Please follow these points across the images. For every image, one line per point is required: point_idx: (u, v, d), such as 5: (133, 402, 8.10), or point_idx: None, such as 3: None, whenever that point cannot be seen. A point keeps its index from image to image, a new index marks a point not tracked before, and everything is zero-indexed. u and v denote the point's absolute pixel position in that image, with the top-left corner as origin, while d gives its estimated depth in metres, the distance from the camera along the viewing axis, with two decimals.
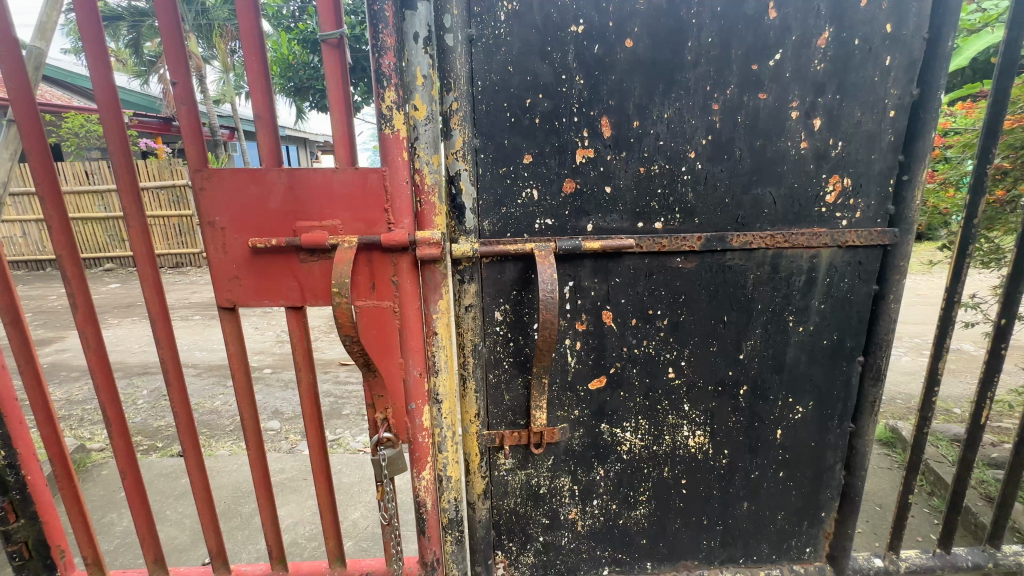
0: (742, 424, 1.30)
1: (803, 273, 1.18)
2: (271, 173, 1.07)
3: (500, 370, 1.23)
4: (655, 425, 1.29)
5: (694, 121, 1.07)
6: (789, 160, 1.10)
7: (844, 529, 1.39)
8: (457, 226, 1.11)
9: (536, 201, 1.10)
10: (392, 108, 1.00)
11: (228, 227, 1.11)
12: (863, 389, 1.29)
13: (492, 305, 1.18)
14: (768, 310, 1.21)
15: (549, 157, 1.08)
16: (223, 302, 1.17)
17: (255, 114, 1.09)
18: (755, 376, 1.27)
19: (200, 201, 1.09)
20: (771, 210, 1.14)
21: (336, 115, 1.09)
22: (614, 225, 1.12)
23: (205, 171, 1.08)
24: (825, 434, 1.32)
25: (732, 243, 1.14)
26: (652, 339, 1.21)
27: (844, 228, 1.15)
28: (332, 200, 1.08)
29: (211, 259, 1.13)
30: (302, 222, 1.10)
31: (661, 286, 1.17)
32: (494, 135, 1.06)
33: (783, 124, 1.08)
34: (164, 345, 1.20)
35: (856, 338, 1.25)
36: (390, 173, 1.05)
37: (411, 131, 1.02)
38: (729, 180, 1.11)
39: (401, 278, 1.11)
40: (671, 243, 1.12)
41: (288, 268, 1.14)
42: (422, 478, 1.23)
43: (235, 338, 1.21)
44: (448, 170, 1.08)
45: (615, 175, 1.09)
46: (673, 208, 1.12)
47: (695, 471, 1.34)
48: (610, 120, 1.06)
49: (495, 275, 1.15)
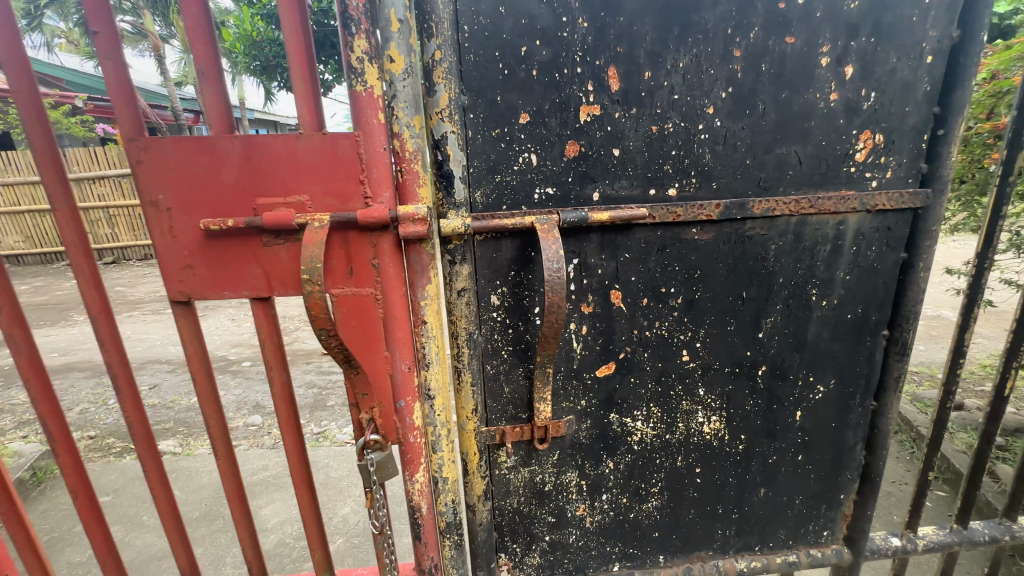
0: (761, 407, 1.21)
1: (829, 241, 1.07)
2: (223, 141, 0.91)
3: (499, 361, 1.10)
4: (668, 412, 1.19)
5: (713, 70, 0.93)
6: (817, 114, 0.98)
7: (862, 510, 1.33)
8: (444, 197, 0.96)
9: (535, 167, 0.96)
10: (363, 59, 0.86)
11: (175, 207, 0.95)
12: (888, 364, 1.20)
13: (487, 288, 1.04)
14: (791, 283, 1.10)
15: (549, 115, 0.93)
16: (174, 295, 1.01)
17: (197, 70, 0.89)
18: (775, 355, 1.16)
19: (139, 177, 0.93)
20: (796, 172, 1.01)
21: (298, 73, 0.93)
22: (624, 192, 0.99)
23: (142, 140, 0.92)
24: (846, 414, 1.24)
25: (753, 210, 1.02)
26: (665, 321, 1.10)
27: (873, 190, 1.04)
28: (297, 171, 0.93)
29: (157, 245, 0.97)
30: (263, 199, 0.94)
31: (674, 261, 1.05)
32: (485, 91, 0.92)
33: (812, 73, 0.95)
34: (109, 349, 1.03)
35: (881, 311, 1.16)
36: (365, 138, 0.90)
37: (387, 88, 0.88)
38: (752, 138, 0.98)
39: (382, 261, 0.98)
40: (686, 211, 1.00)
41: (250, 253, 0.98)
42: (416, 481, 1.12)
43: (193, 335, 1.06)
44: (433, 133, 0.93)
45: (624, 135, 0.96)
46: (690, 171, 0.99)
47: (711, 458, 1.25)
48: (618, 71, 0.92)
49: (491, 254, 1.01)
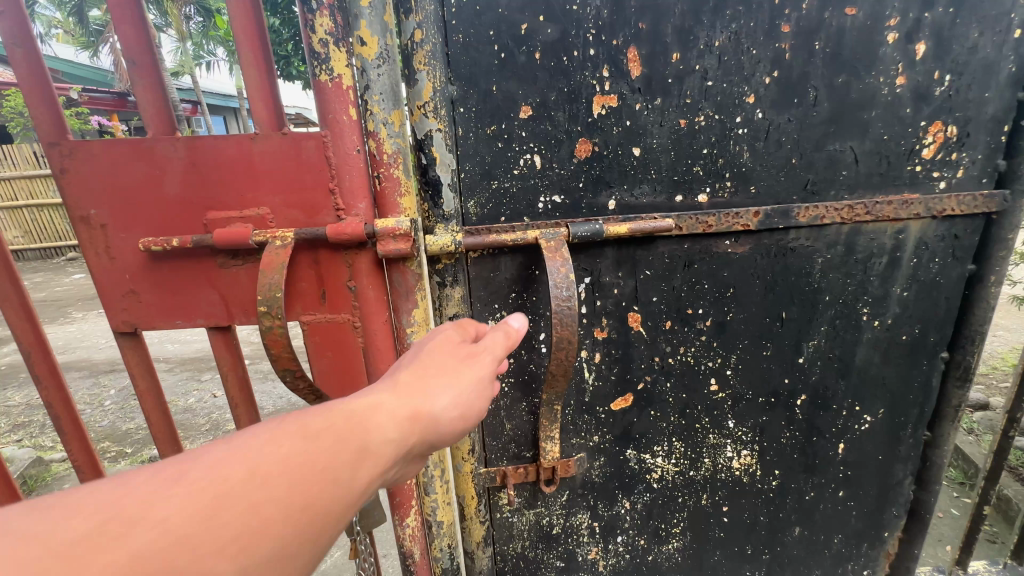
0: (798, 439, 1.06)
1: (885, 253, 0.91)
2: (161, 145, 0.75)
3: (499, 395, 0.95)
4: (692, 447, 1.04)
5: (757, 50, 0.76)
6: (879, 103, 0.81)
7: (909, 549, 1.19)
8: (431, 208, 0.80)
9: (538, 170, 0.80)
10: (327, 42, 0.69)
11: (110, 224, 0.79)
12: (945, 391, 1.05)
13: (485, 312, 0.89)
14: (838, 301, 0.94)
15: (555, 107, 0.77)
16: (118, 325, 0.86)
17: (125, 58, 0.74)
18: (817, 383, 1.01)
19: (65, 189, 0.77)
20: (850, 173, 0.85)
21: (250, 58, 0.74)
22: (645, 199, 0.83)
23: (64, 144, 0.76)
24: (895, 446, 1.09)
25: (798, 219, 0.85)
26: (691, 346, 0.95)
27: (941, 193, 0.88)
28: (254, 180, 0.77)
29: (94, 269, 0.82)
30: (215, 212, 0.78)
31: (703, 278, 0.89)
32: (478, 80, 0.75)
33: (876, 52, 0.78)
34: (48, 385, 0.90)
35: (941, 331, 1.00)
36: (333, 139, 0.74)
37: (360, 78, 0.71)
38: (800, 132, 0.82)
39: (359, 283, 0.81)
40: (720, 221, 0.84)
41: (202, 275, 0.83)
42: (407, 525, 0.96)
43: (143, 370, 0.91)
44: (415, 132, 0.77)
45: (647, 131, 0.79)
46: (724, 173, 0.83)
47: (740, 496, 1.10)
48: (640, 53, 0.75)
49: (488, 274, 0.86)
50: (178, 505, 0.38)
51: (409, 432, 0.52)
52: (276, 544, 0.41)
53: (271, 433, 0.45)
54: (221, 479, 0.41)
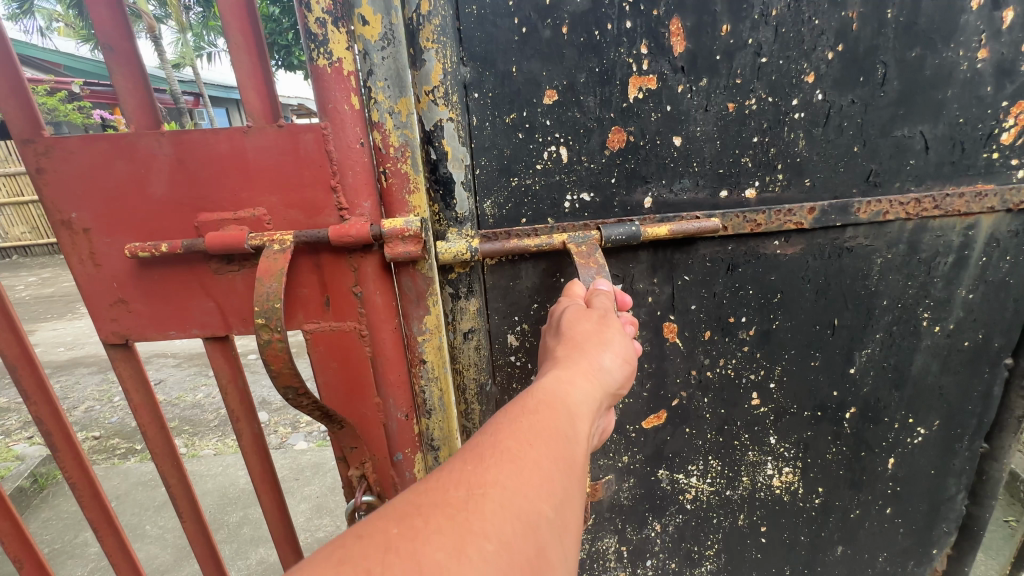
0: (845, 455, 0.97)
1: (952, 252, 0.81)
2: (145, 140, 0.63)
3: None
4: (730, 466, 0.95)
5: (820, 19, 0.66)
6: (956, 80, 0.71)
7: (959, 567, 1.10)
8: (442, 211, 0.71)
9: (565, 165, 0.70)
10: (325, 22, 0.58)
11: (95, 229, 0.67)
12: (1007, 401, 0.95)
13: (503, 326, 0.81)
14: (897, 306, 0.85)
15: (584, 91, 0.67)
16: (107, 336, 0.73)
17: (100, 44, 0.60)
18: (869, 396, 0.92)
19: (41, 190, 0.64)
20: (919, 162, 0.75)
21: (239, 42, 0.61)
22: (686, 195, 0.73)
23: (41, 140, 0.63)
24: (949, 459, 1.00)
25: (858, 215, 0.76)
26: (731, 358, 0.85)
27: (1019, 183, 0.78)
28: (250, 177, 0.65)
29: (77, 276, 0.69)
30: (207, 214, 0.66)
31: (748, 283, 0.80)
32: (495, 59, 0.65)
33: (957, 20, 0.67)
34: (37, 401, 0.78)
35: (1006, 336, 0.90)
36: (335, 131, 0.63)
37: (361, 62, 0.62)
38: (864, 115, 0.71)
39: (365, 288, 0.71)
40: (770, 219, 0.74)
41: (193, 281, 0.70)
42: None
43: (136, 381, 0.77)
44: (422, 123, 0.67)
45: (689, 117, 0.69)
46: (776, 164, 0.73)
47: (780, 515, 1.01)
48: (685, 25, 0.65)
49: (506, 283, 0.78)
50: (481, 481, 0.41)
51: (601, 380, 0.54)
52: (568, 486, 0.45)
53: (504, 416, 0.48)
54: (495, 456, 0.43)
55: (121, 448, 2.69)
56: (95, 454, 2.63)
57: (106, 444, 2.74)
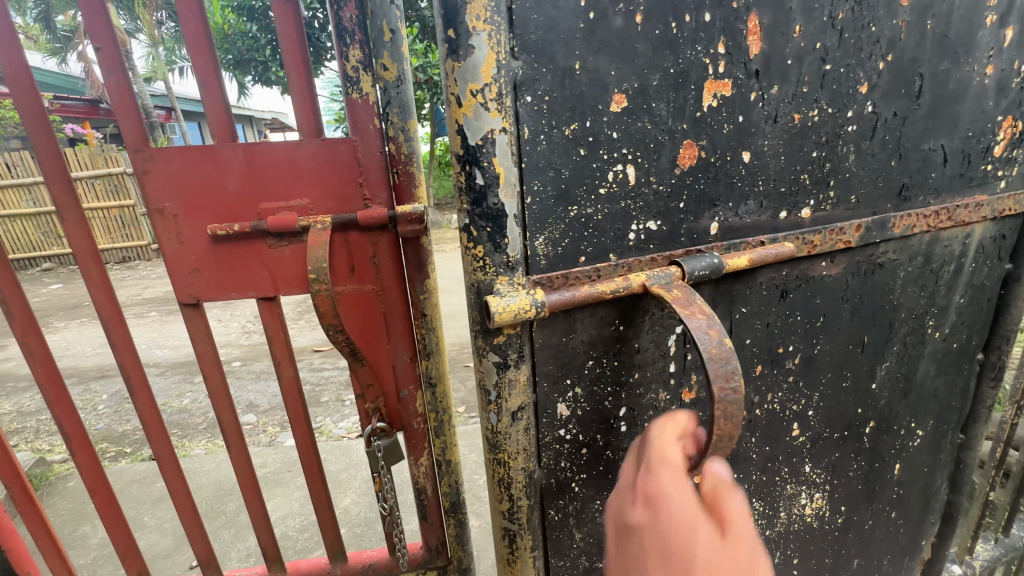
0: (863, 469, 0.98)
1: (954, 261, 0.88)
2: (224, 147, 0.69)
3: (568, 499, 0.69)
4: (771, 504, 0.88)
5: (876, 26, 0.65)
6: (971, 92, 0.77)
7: (941, 553, 1.19)
8: (489, 253, 0.55)
9: (631, 188, 0.59)
10: (359, 68, 0.69)
11: (183, 216, 0.71)
12: (981, 393, 1.05)
13: (552, 396, 0.63)
14: (912, 316, 0.89)
15: (656, 96, 0.57)
16: (182, 297, 0.76)
17: (197, 81, 0.68)
18: (885, 408, 0.95)
19: (143, 189, 0.70)
20: (939, 174, 0.79)
21: (296, 80, 0.69)
22: (750, 218, 0.66)
23: (149, 149, 0.68)
24: (937, 454, 1.08)
25: (893, 230, 0.76)
26: (778, 391, 0.80)
27: (1003, 192, 0.86)
28: (298, 178, 0.72)
29: (164, 250, 0.73)
30: (268, 203, 0.72)
31: (797, 309, 0.76)
32: (554, 53, 0.51)
33: (974, 36, 0.73)
34: (124, 353, 0.82)
35: (981, 334, 1.00)
36: (363, 142, 0.72)
37: (384, 97, 0.71)
38: (902, 128, 0.73)
39: (381, 258, 0.78)
40: (824, 240, 0.70)
41: (251, 252, 0.74)
42: (420, 465, 0.94)
43: (204, 334, 0.80)
44: (464, 135, 0.51)
45: (759, 129, 0.63)
46: (829, 180, 0.70)
47: (810, 543, 0.97)
48: (762, 22, 0.59)
49: (559, 339, 0.61)
50: None
51: None
52: None
53: None
54: None
55: (110, 451, 2.57)
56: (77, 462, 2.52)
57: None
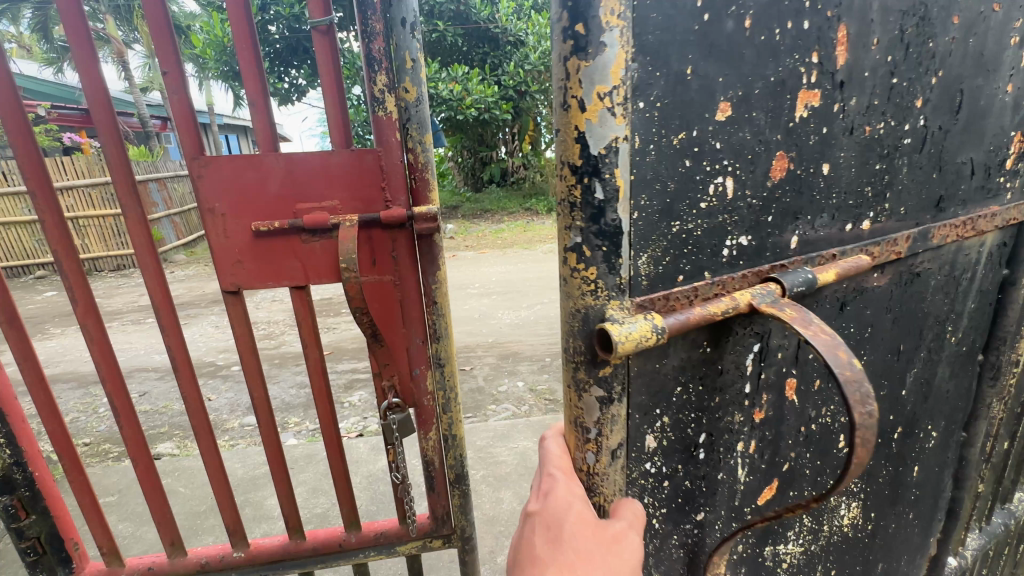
0: (891, 474, 0.97)
1: (972, 267, 0.89)
2: (267, 156, 0.77)
3: (648, 537, 0.65)
4: (818, 518, 0.86)
5: (933, 42, 0.66)
6: (996, 106, 0.78)
7: (946, 548, 1.19)
8: (602, 275, 0.52)
9: (728, 202, 0.58)
10: (384, 90, 0.77)
11: (230, 215, 0.79)
12: (981, 393, 1.07)
13: (643, 427, 0.60)
14: (936, 323, 0.89)
15: (757, 105, 0.56)
16: (225, 286, 0.83)
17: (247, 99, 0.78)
18: (910, 414, 0.94)
19: (197, 191, 0.78)
20: (967, 185, 0.80)
21: (330, 99, 0.80)
22: (823, 231, 0.66)
23: (204, 157, 0.77)
24: (946, 452, 1.09)
25: (934, 239, 0.77)
26: (833, 405, 0.77)
27: (1008, 202, 0.88)
28: (328, 182, 0.80)
29: (212, 245, 0.80)
30: (303, 203, 0.80)
31: (851, 321, 0.75)
32: (669, 56, 0.49)
33: (1002, 55, 0.74)
34: (170, 333, 0.90)
35: (979, 336, 1.01)
36: (386, 152, 0.80)
37: (406, 115, 0.79)
38: (943, 141, 0.74)
39: (398, 252, 0.86)
40: (881, 252, 0.70)
41: (287, 247, 0.82)
42: (428, 440, 0.99)
43: (241, 318, 0.88)
44: (586, 143, 0.48)
45: (836, 141, 0.63)
46: (886, 192, 0.70)
47: (846, 552, 0.95)
48: (850, 32, 0.58)
49: (654, 366, 0.58)
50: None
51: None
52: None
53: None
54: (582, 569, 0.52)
55: (116, 451, 2.56)
56: (86, 458, 2.49)
57: (97, 448, 2.59)
